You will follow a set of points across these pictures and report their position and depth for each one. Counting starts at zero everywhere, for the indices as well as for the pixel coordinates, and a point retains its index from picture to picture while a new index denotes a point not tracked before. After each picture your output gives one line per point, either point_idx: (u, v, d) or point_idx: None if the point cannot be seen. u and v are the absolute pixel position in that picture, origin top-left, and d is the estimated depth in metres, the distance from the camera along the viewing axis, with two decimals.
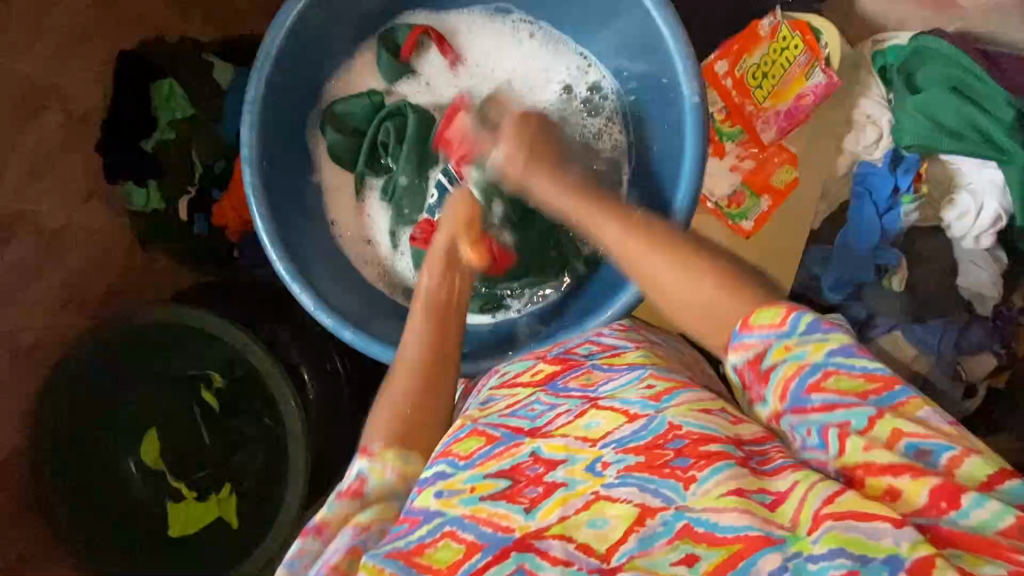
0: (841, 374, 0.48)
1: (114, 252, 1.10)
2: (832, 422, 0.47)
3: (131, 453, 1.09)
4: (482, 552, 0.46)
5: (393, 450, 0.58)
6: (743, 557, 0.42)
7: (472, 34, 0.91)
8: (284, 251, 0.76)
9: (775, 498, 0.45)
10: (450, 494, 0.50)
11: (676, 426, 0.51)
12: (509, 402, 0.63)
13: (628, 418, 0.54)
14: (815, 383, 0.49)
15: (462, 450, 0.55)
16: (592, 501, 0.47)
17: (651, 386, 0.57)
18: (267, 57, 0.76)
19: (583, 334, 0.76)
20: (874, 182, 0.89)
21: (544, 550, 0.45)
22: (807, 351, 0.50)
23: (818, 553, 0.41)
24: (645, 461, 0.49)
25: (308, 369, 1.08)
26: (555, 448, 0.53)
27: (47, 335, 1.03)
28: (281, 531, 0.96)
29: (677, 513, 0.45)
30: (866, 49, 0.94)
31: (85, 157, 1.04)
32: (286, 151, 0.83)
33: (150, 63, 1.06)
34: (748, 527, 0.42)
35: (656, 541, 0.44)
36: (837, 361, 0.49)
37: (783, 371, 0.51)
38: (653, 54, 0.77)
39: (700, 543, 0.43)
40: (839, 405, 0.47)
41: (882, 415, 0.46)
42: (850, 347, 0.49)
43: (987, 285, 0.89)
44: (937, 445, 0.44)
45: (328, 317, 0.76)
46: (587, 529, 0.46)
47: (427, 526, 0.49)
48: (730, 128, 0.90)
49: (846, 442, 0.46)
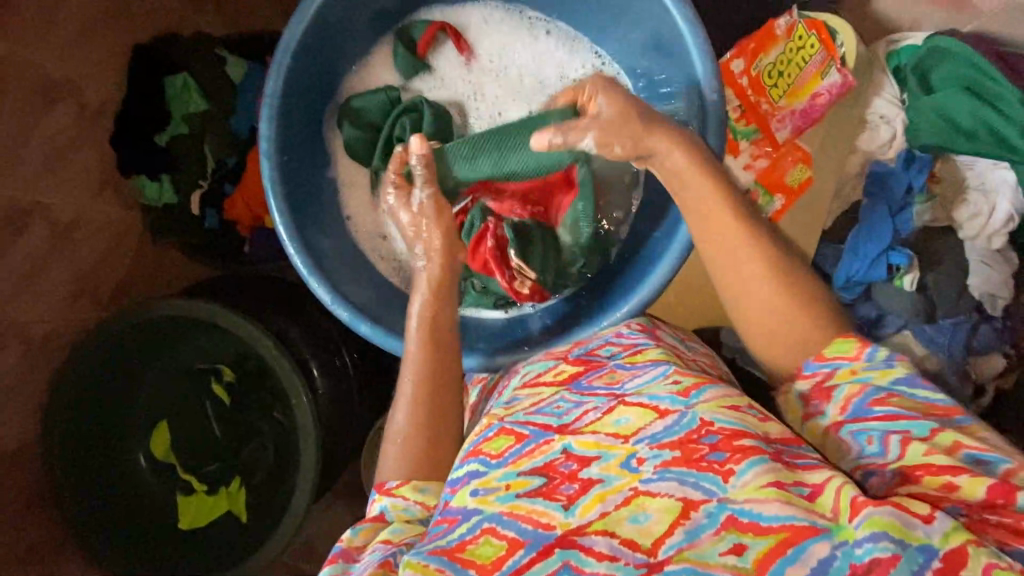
0: (904, 396, 0.52)
1: (125, 245, 1.11)
2: (893, 430, 0.50)
3: (142, 446, 1.11)
4: (524, 549, 0.48)
5: (410, 484, 0.63)
6: (792, 544, 0.44)
7: (490, 29, 0.92)
8: (301, 246, 0.77)
9: (812, 489, 0.46)
10: (486, 492, 0.52)
11: (708, 422, 0.52)
12: (533, 400, 0.64)
13: (658, 414, 0.54)
14: (880, 399, 0.52)
15: (491, 450, 0.57)
16: (632, 497, 0.49)
17: (678, 382, 0.57)
18: (286, 51, 0.77)
19: (603, 334, 0.76)
20: (889, 181, 0.91)
21: (588, 546, 0.47)
22: (873, 375, 0.54)
23: (861, 536, 0.43)
24: (681, 457, 0.50)
25: (317, 365, 1.06)
26: (586, 445, 0.54)
27: (58, 328, 1.03)
28: (290, 524, 0.97)
29: (719, 506, 0.47)
30: (881, 49, 0.94)
31: (98, 150, 1.04)
32: (303, 146, 0.83)
33: (165, 58, 1.06)
34: (791, 517, 0.44)
35: (702, 534, 0.46)
36: (901, 387, 0.53)
37: (847, 389, 0.54)
38: (672, 52, 0.78)
39: (747, 533, 0.45)
40: (902, 416, 0.50)
41: (944, 429, 0.49)
42: (915, 377, 0.53)
43: (998, 285, 0.88)
44: (995, 457, 0.46)
45: (344, 310, 0.77)
46: (629, 524, 0.48)
47: (465, 525, 0.51)
48: (744, 127, 0.91)
49: (907, 447, 0.48)
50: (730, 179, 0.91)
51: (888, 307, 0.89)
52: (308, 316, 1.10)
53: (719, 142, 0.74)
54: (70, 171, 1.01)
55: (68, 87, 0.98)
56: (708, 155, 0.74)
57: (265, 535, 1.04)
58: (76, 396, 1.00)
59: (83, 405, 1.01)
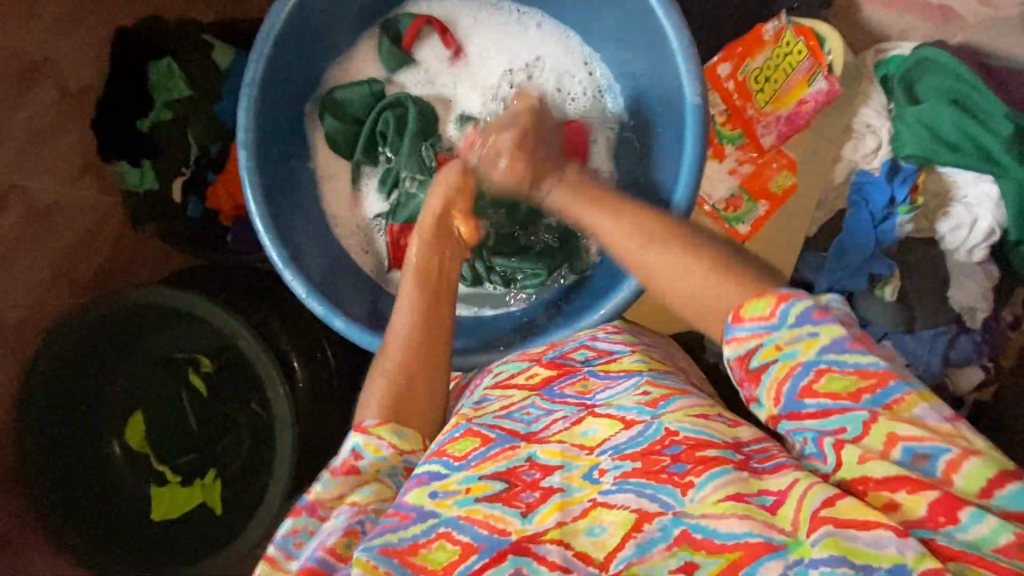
0: (833, 373, 0.45)
1: (107, 227, 1.08)
2: (826, 430, 0.46)
3: (116, 435, 1.08)
4: (478, 555, 0.47)
5: (388, 426, 0.58)
6: (743, 565, 0.43)
7: (479, 25, 0.90)
8: (277, 237, 0.75)
9: (775, 499, 0.45)
10: (445, 496, 0.51)
11: (672, 432, 0.51)
12: (503, 403, 0.63)
13: (625, 425, 0.54)
14: (808, 387, 0.46)
15: (457, 451, 0.54)
16: (590, 508, 0.49)
17: (647, 393, 0.57)
18: (266, 38, 0.75)
19: (578, 337, 0.75)
20: (871, 192, 0.90)
21: (542, 555, 0.46)
22: (799, 349, 0.46)
23: (818, 558, 0.41)
24: (641, 467, 0.50)
25: (298, 357, 1.06)
26: (551, 453, 0.53)
27: (34, 313, 1.02)
28: (265, 517, 0.96)
29: (674, 519, 0.46)
30: (869, 58, 0.94)
31: (80, 134, 1.03)
32: (282, 139, 0.82)
33: (150, 41, 1.04)
34: (747, 534, 0.44)
35: (654, 548, 0.45)
36: (829, 358, 0.46)
37: (774, 372, 0.47)
38: (658, 52, 0.77)
39: (700, 550, 0.44)
40: (834, 411, 0.45)
41: (879, 420, 0.44)
42: (841, 342, 0.46)
43: (978, 298, 0.88)
44: (934, 448, 0.42)
45: (318, 304, 0.75)
46: (584, 536, 0.47)
47: (420, 525, 0.49)
48: (730, 131, 0.91)
49: (841, 453, 0.45)
50: (714, 183, 0.92)
51: (869, 316, 0.89)
52: (286, 306, 1.09)
53: (690, 196, 0.73)
54: (50, 153, 1.01)
55: (48, 69, 0.98)
56: (689, 158, 0.73)
57: (240, 526, 1.04)
58: (51, 380, 0.98)
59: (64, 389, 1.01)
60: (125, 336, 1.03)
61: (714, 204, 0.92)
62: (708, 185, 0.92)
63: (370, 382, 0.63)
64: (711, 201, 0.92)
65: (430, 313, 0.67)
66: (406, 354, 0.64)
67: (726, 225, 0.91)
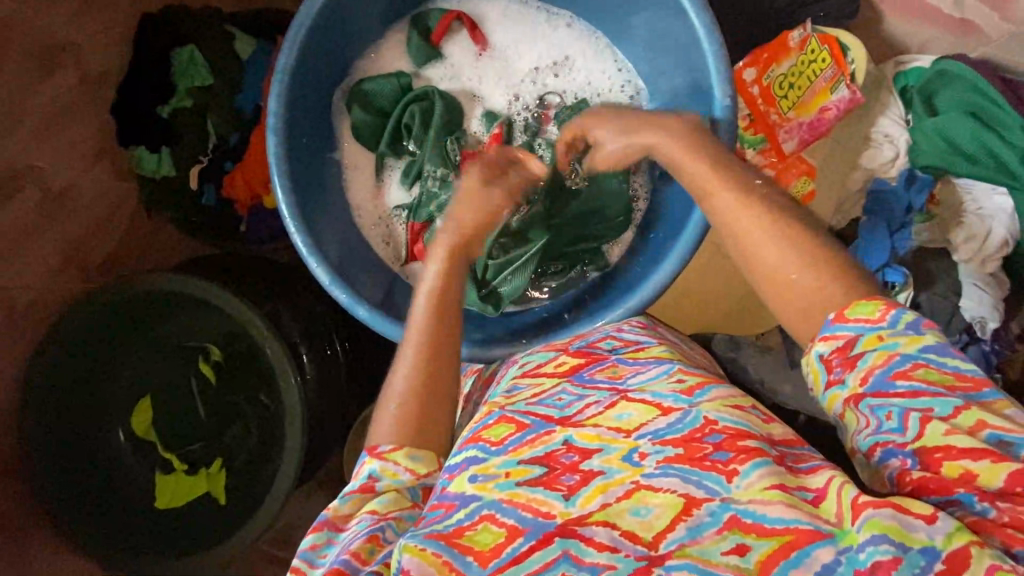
0: (931, 367, 0.49)
1: (119, 213, 1.08)
2: (915, 408, 0.48)
3: (121, 422, 1.07)
4: (524, 537, 0.47)
5: (403, 450, 0.59)
6: (796, 547, 0.43)
7: (508, 23, 0.91)
8: (302, 223, 0.76)
9: (816, 494, 0.47)
10: (485, 479, 0.52)
11: (711, 421, 0.53)
12: (534, 390, 0.64)
13: (662, 411, 0.55)
14: (904, 371, 0.49)
15: (492, 437, 0.56)
16: (633, 490, 0.49)
17: (682, 380, 0.58)
18: (301, 24, 0.76)
19: (602, 329, 0.76)
20: (890, 201, 0.91)
21: (588, 536, 0.46)
22: (900, 343, 0.50)
23: (863, 540, 0.42)
24: (684, 454, 0.50)
25: (308, 351, 1.05)
26: (588, 438, 0.54)
27: (45, 296, 1.01)
28: (271, 509, 0.95)
29: (723, 504, 0.46)
30: (889, 69, 0.96)
31: (99, 118, 1.03)
32: (310, 127, 0.83)
33: (173, 29, 1.05)
34: (796, 520, 0.44)
35: (706, 531, 0.45)
36: (927, 355, 0.50)
37: (872, 359, 0.51)
38: (688, 54, 0.78)
39: (750, 533, 0.45)
40: (926, 393, 0.48)
41: (968, 407, 0.47)
42: (945, 346, 0.50)
43: (987, 309, 0.88)
44: (1020, 439, 0.45)
45: (341, 293, 0.75)
46: (630, 516, 0.48)
47: (463, 510, 0.50)
48: (753, 136, 0.93)
49: (926, 426, 0.47)
50: None
51: None
52: (298, 297, 1.09)
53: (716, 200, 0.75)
54: (67, 139, 1.00)
55: (71, 53, 0.98)
56: None
57: (244, 518, 1.03)
58: (63, 362, 0.98)
59: (69, 374, 1.00)
60: (137, 321, 1.03)
61: None
62: None
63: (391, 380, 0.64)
64: None
65: (436, 362, 0.64)
66: (411, 400, 0.62)
67: None
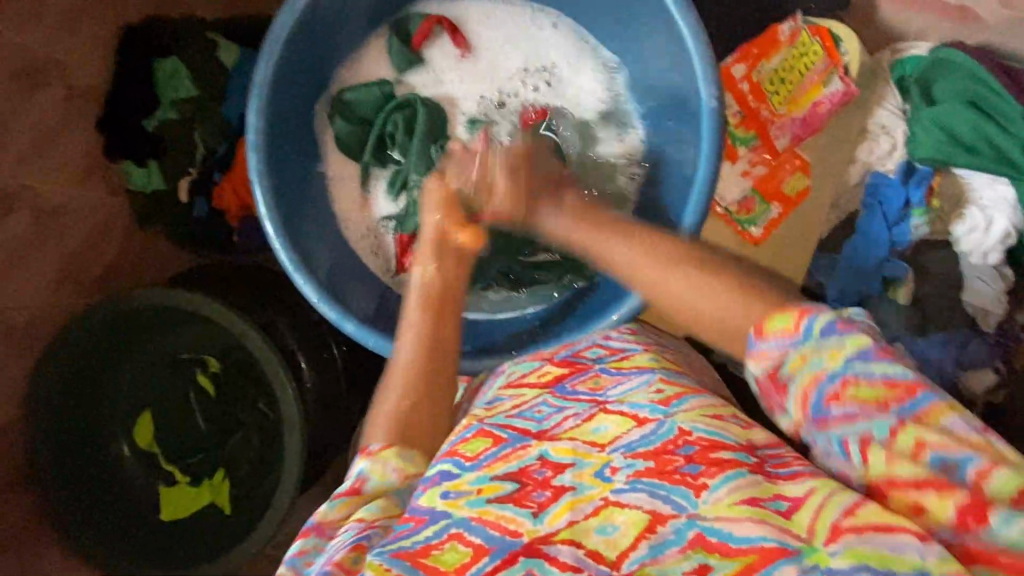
0: (860, 382, 0.46)
1: (113, 227, 1.08)
2: (851, 435, 0.46)
3: (125, 436, 1.10)
4: (489, 556, 0.47)
5: (395, 451, 0.58)
6: (758, 568, 0.43)
7: (490, 24, 0.89)
8: (288, 240, 0.75)
9: (791, 505, 0.46)
10: (457, 495, 0.52)
11: (686, 431, 0.54)
12: (516, 402, 0.65)
13: (637, 422, 0.57)
14: (833, 394, 0.46)
15: (468, 451, 0.57)
16: (602, 508, 0.50)
17: (661, 391, 0.59)
18: (275, 40, 0.74)
19: (590, 336, 0.76)
20: (885, 192, 0.90)
21: (553, 555, 0.47)
22: (823, 359, 0.47)
23: (837, 566, 0.42)
24: (654, 468, 0.51)
25: (305, 357, 1.05)
26: (563, 452, 0.55)
27: (41, 315, 1.01)
28: (273, 518, 0.96)
29: (688, 522, 0.47)
30: (885, 58, 0.93)
31: (85, 133, 1.01)
32: (289, 142, 0.81)
33: (155, 41, 1.04)
34: (762, 539, 0.44)
35: (668, 550, 0.46)
36: (856, 368, 0.46)
37: (801, 380, 0.48)
38: (674, 52, 0.76)
39: (714, 553, 0.45)
40: (859, 417, 0.45)
41: (904, 426, 0.44)
42: (868, 351, 0.46)
43: (990, 301, 0.88)
44: (963, 457, 0.42)
45: (330, 308, 0.75)
46: (596, 535, 0.48)
47: (433, 527, 0.50)
48: (744, 133, 0.90)
49: (869, 455, 0.45)
50: (727, 186, 0.91)
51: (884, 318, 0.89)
52: (294, 306, 1.09)
53: (703, 206, 0.73)
54: (57, 156, 0.98)
55: (56, 70, 0.96)
56: (704, 166, 0.72)
57: (247, 529, 1.03)
58: (61, 382, 0.98)
59: (70, 393, 1.00)
60: (133, 335, 1.03)
61: (726, 207, 0.91)
62: (721, 189, 0.92)
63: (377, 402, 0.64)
64: (724, 204, 0.91)
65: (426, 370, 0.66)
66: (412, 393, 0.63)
67: (739, 227, 0.91)
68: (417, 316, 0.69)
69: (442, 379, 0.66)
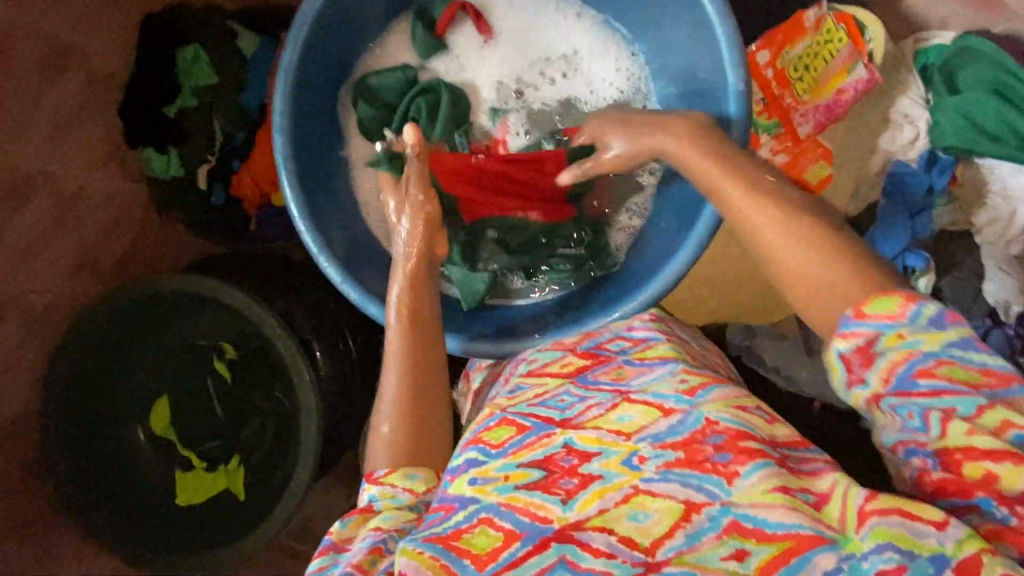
0: (956, 365, 0.47)
1: (131, 215, 1.09)
2: (935, 407, 0.47)
3: (140, 421, 1.08)
4: (520, 541, 0.48)
5: (400, 471, 0.60)
6: (797, 553, 0.44)
7: (513, 11, 0.90)
8: (311, 222, 0.76)
9: (818, 498, 0.47)
10: (485, 482, 0.53)
11: (712, 422, 0.53)
12: (538, 391, 0.64)
13: (662, 413, 0.55)
14: (927, 369, 0.48)
15: (493, 439, 0.57)
16: (631, 495, 0.50)
17: (685, 381, 0.59)
18: (303, 22, 0.75)
19: (613, 327, 0.75)
20: (907, 180, 0.89)
21: (585, 541, 0.47)
22: (923, 341, 0.48)
23: (868, 549, 0.43)
24: (684, 458, 0.51)
25: (320, 346, 1.06)
26: (588, 440, 0.55)
27: (58, 301, 1.01)
28: (290, 504, 0.96)
29: (722, 509, 0.47)
30: (908, 47, 0.93)
31: (106, 119, 1.02)
32: (314, 125, 0.82)
33: (176, 28, 1.04)
34: (798, 525, 0.45)
35: (704, 536, 0.46)
36: (953, 352, 0.48)
37: (892, 357, 0.49)
38: (700, 40, 0.76)
39: (750, 539, 0.45)
40: (948, 392, 0.47)
41: (993, 406, 0.46)
42: (968, 341, 0.48)
43: (1014, 293, 0.86)
44: None
45: (354, 291, 0.76)
46: (628, 522, 0.48)
47: (462, 513, 0.51)
48: (767, 120, 0.90)
49: (948, 426, 0.46)
50: None
51: None
52: (309, 293, 1.09)
53: None
54: (75, 142, 1.00)
55: (76, 55, 0.97)
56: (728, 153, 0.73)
57: (262, 516, 1.03)
58: (81, 367, 1.00)
59: (86, 377, 1.01)
60: (145, 325, 1.04)
61: None
62: None
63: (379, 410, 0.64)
64: None
65: (422, 376, 0.65)
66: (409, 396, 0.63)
67: None
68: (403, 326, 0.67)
69: (436, 380, 0.66)
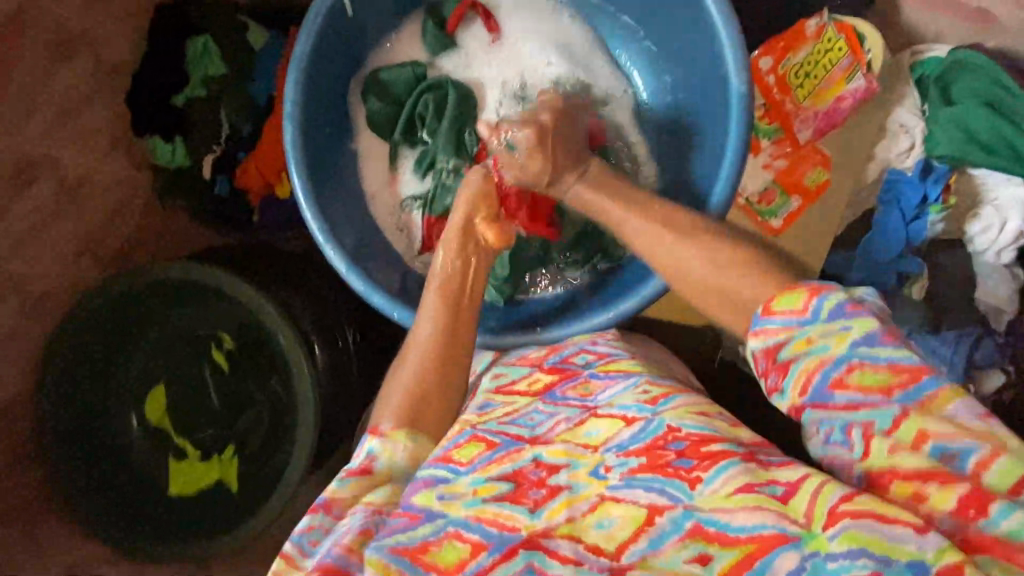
0: (865, 367, 0.49)
1: (133, 203, 1.10)
2: (855, 421, 0.49)
3: (135, 408, 1.08)
4: (487, 551, 0.49)
5: (404, 432, 0.61)
6: (758, 557, 0.45)
7: (521, 12, 0.92)
8: (319, 211, 0.76)
9: (787, 490, 0.47)
10: (452, 497, 0.53)
11: (675, 429, 0.55)
12: (507, 410, 0.65)
13: (626, 423, 0.57)
14: (839, 378, 0.50)
15: (462, 457, 0.57)
16: (598, 503, 0.51)
17: (647, 392, 0.60)
18: (316, 16, 0.76)
19: (576, 341, 0.76)
20: (903, 187, 0.92)
21: (552, 549, 0.48)
22: (830, 344, 0.51)
23: (836, 551, 0.43)
24: (647, 463, 0.53)
25: (320, 341, 1.05)
26: (556, 454, 0.56)
27: (58, 284, 1.03)
28: (282, 494, 0.96)
29: (685, 513, 0.48)
30: (905, 58, 0.95)
31: (114, 106, 1.04)
32: (323, 117, 0.82)
33: (187, 17, 1.04)
34: (760, 526, 0.46)
35: (666, 540, 0.47)
36: (861, 352, 0.50)
37: (806, 363, 0.52)
38: (705, 44, 0.79)
39: (713, 543, 0.46)
40: (862, 404, 0.49)
41: (908, 415, 0.47)
42: (873, 336, 0.50)
43: (1004, 298, 0.90)
44: (963, 449, 0.45)
45: (359, 281, 0.76)
46: (595, 529, 0.50)
47: (428, 525, 0.51)
48: (767, 125, 0.93)
49: (871, 443, 0.48)
50: (750, 180, 0.93)
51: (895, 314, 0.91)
52: (308, 283, 1.09)
53: (730, 194, 0.75)
54: (78, 128, 1.02)
55: (84, 43, 1.00)
56: (731, 154, 0.74)
57: (255, 506, 1.03)
58: (80, 351, 1.00)
59: (83, 363, 1.02)
60: (144, 316, 1.05)
61: (747, 198, 0.93)
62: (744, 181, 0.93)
63: (387, 394, 0.65)
64: (745, 195, 0.93)
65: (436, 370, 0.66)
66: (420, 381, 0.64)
67: (761, 218, 0.92)
68: (436, 306, 0.70)
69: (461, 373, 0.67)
